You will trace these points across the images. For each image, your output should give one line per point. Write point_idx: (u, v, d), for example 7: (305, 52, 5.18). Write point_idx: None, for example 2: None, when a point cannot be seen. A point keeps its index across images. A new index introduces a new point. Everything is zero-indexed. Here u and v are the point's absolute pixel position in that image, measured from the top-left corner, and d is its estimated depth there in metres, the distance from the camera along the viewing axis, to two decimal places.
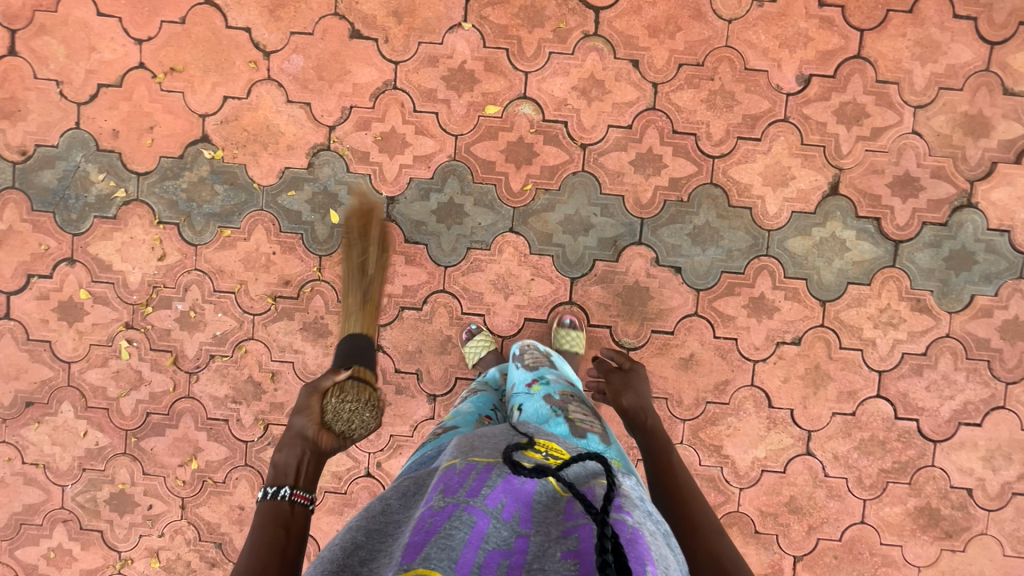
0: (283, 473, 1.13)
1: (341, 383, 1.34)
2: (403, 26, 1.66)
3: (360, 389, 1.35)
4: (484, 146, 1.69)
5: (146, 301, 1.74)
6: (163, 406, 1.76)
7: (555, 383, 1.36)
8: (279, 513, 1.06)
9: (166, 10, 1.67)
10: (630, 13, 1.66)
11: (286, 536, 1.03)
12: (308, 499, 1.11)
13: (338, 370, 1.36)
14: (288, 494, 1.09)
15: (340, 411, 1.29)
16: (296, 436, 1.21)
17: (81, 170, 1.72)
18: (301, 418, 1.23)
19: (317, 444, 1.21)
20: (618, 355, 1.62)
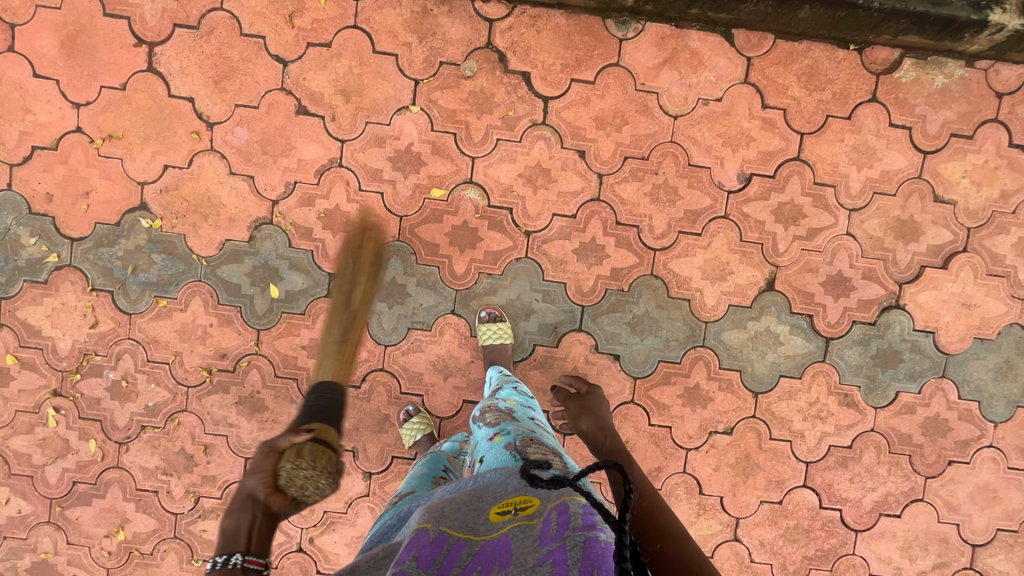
0: (233, 539, 1.04)
1: (299, 448, 1.18)
2: (350, 105, 1.65)
3: (319, 453, 1.19)
4: (429, 229, 1.69)
5: (76, 369, 1.70)
6: (90, 475, 1.72)
7: (516, 432, 1.26)
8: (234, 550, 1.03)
9: (105, 76, 1.63)
10: (578, 104, 1.67)
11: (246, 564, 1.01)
12: (260, 565, 1.03)
13: (299, 434, 1.20)
14: (240, 561, 1.01)
15: (295, 476, 1.15)
16: (246, 498, 1.11)
17: (12, 234, 1.67)
18: (251, 480, 1.13)
19: (268, 506, 1.10)
20: (576, 380, 1.59)
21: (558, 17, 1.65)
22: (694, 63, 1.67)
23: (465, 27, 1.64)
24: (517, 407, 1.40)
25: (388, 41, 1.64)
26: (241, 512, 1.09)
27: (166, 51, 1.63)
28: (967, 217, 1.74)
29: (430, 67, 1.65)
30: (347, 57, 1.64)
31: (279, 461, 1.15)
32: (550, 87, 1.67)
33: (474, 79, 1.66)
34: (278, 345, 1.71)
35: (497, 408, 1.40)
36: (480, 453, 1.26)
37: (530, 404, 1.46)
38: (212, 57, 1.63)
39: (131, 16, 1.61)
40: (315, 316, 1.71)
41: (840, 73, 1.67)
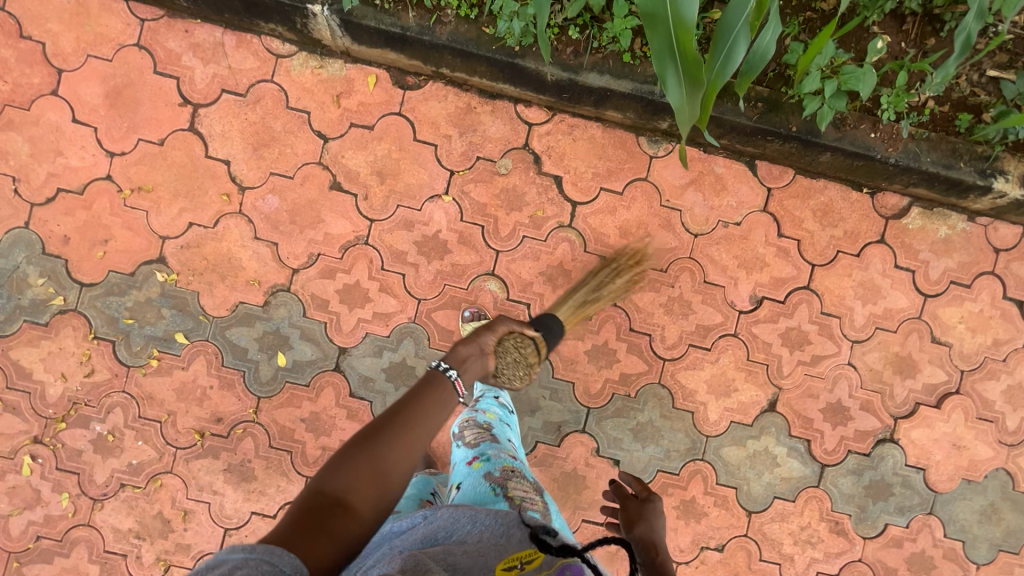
0: (460, 361, 1.27)
1: (523, 338, 1.44)
2: (384, 186, 1.68)
3: (531, 353, 1.45)
4: (445, 314, 1.70)
5: (62, 417, 1.64)
6: (57, 531, 1.63)
7: (497, 460, 1.28)
8: (436, 387, 1.20)
9: (145, 129, 1.64)
10: (605, 212, 1.73)
11: (433, 404, 1.17)
12: (462, 392, 1.25)
13: (530, 327, 1.45)
14: (452, 378, 1.23)
15: (508, 352, 1.41)
16: (477, 343, 1.33)
17: (20, 272, 1.63)
18: (489, 335, 1.35)
19: (488, 361, 1.34)
20: (636, 482, 1.40)
21: (595, 129, 1.72)
22: (717, 186, 1.75)
23: (505, 127, 1.71)
24: (497, 422, 1.42)
25: (428, 131, 1.69)
26: (471, 345, 1.32)
27: (210, 113, 1.65)
28: (961, 360, 1.81)
29: (466, 160, 1.70)
30: (387, 141, 1.68)
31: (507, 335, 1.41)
32: (579, 193, 1.73)
33: (508, 177, 1.71)
34: (277, 415, 1.67)
35: (477, 421, 1.40)
36: (457, 478, 1.28)
37: (508, 419, 1.47)
38: (255, 125, 1.66)
39: (180, 77, 1.64)
40: (319, 389, 1.68)
41: (852, 212, 1.77)
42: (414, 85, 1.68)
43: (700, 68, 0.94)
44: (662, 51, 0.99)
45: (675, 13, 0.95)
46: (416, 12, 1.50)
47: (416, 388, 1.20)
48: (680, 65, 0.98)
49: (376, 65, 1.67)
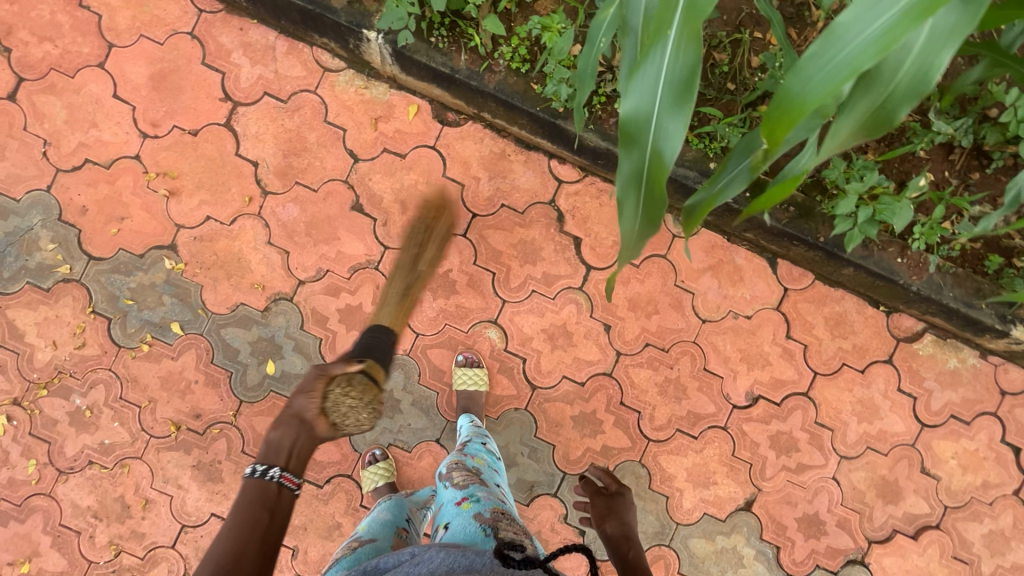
0: (274, 454, 1.11)
1: (349, 379, 1.22)
2: (405, 216, 1.69)
3: (367, 389, 1.22)
4: (440, 353, 1.70)
5: (45, 384, 1.65)
6: (18, 496, 1.64)
7: (487, 502, 1.23)
8: (264, 497, 1.05)
9: (182, 117, 1.66)
10: (617, 281, 1.72)
11: (268, 523, 1.02)
12: (295, 483, 1.09)
13: (352, 364, 1.23)
14: (276, 476, 1.07)
15: (340, 403, 1.18)
16: (294, 416, 1.16)
17: (32, 234, 1.65)
18: (302, 399, 1.17)
19: (313, 429, 1.15)
20: (607, 477, 1.50)
21: None
22: (734, 277, 1.73)
23: (535, 179, 1.70)
24: (484, 469, 1.38)
25: (458, 170, 1.69)
26: (289, 421, 1.15)
27: (248, 113, 1.66)
28: (948, 496, 1.77)
29: (490, 206, 1.69)
30: (416, 171, 1.68)
31: (330, 385, 1.19)
32: (596, 258, 1.71)
33: (528, 229, 1.71)
34: (255, 421, 1.67)
35: (466, 466, 1.37)
36: (446, 520, 1.22)
37: (496, 466, 1.45)
38: (290, 132, 1.67)
39: (226, 72, 1.65)
40: None
41: (864, 327, 1.74)
42: (454, 121, 1.68)
43: (660, 212, 0.84)
44: (631, 177, 0.88)
45: (654, 151, 0.85)
46: (469, 56, 1.49)
47: (237, 506, 1.04)
48: (641, 201, 0.87)
49: (421, 95, 1.67)
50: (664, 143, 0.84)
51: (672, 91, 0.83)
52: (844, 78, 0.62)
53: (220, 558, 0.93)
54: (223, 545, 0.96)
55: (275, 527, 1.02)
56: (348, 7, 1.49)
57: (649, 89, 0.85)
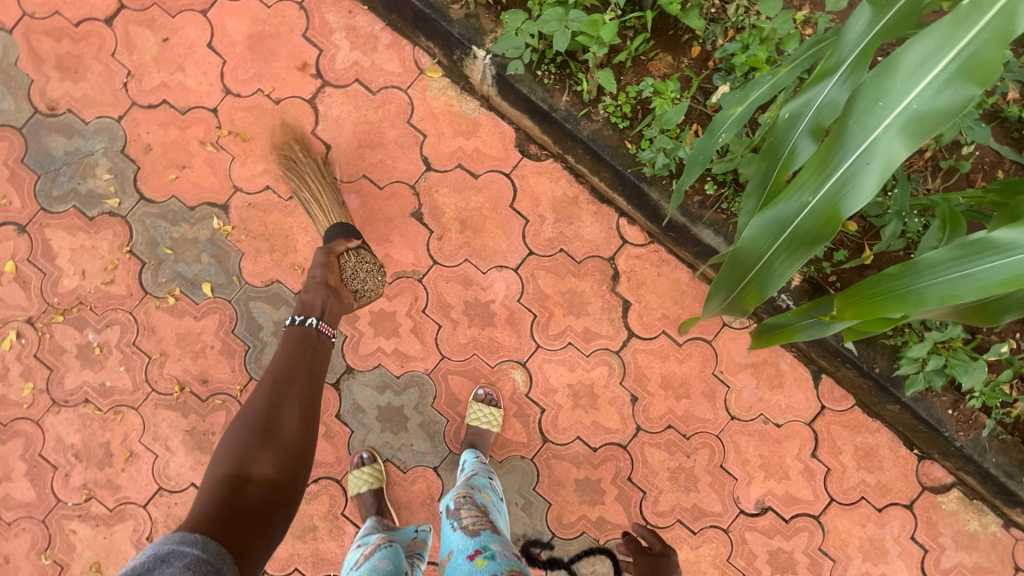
0: (308, 309, 1.35)
1: (354, 252, 1.49)
2: (461, 236, 1.64)
3: (369, 259, 1.53)
4: (461, 382, 1.64)
5: (63, 311, 1.61)
6: (5, 415, 1.60)
7: (501, 560, 1.17)
8: (306, 337, 1.32)
9: (268, 83, 1.63)
10: (656, 355, 1.67)
11: (312, 355, 1.31)
12: (331, 331, 1.37)
13: (354, 239, 1.48)
14: (315, 324, 1.33)
15: (356, 271, 1.50)
16: (319, 283, 1.38)
17: (91, 160, 1.62)
18: (321, 270, 1.40)
19: (337, 293, 1.40)
20: (649, 536, 1.52)
21: (683, 273, 1.66)
22: (774, 382, 1.68)
23: (600, 233, 1.65)
24: (492, 510, 1.36)
25: (526, 204, 1.65)
26: (317, 289, 1.37)
27: (334, 95, 1.63)
28: None
29: (548, 248, 1.65)
30: (484, 195, 1.64)
31: (341, 258, 1.46)
32: (641, 326, 1.66)
33: (580, 280, 1.66)
34: None
35: (473, 503, 1.34)
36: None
37: (500, 509, 1.41)
38: (370, 125, 1.64)
39: (323, 50, 1.63)
40: None
41: (893, 465, 1.68)
42: (535, 155, 1.64)
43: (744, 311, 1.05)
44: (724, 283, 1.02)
45: (756, 279, 0.98)
46: (570, 98, 1.46)
47: (288, 345, 1.31)
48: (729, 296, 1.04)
49: (509, 121, 1.63)
50: (767, 277, 0.96)
51: (789, 244, 0.90)
52: (982, 287, 0.80)
53: (277, 374, 1.23)
54: (282, 366, 1.25)
55: (316, 360, 1.31)
56: (464, 20, 1.46)
57: (775, 222, 0.91)
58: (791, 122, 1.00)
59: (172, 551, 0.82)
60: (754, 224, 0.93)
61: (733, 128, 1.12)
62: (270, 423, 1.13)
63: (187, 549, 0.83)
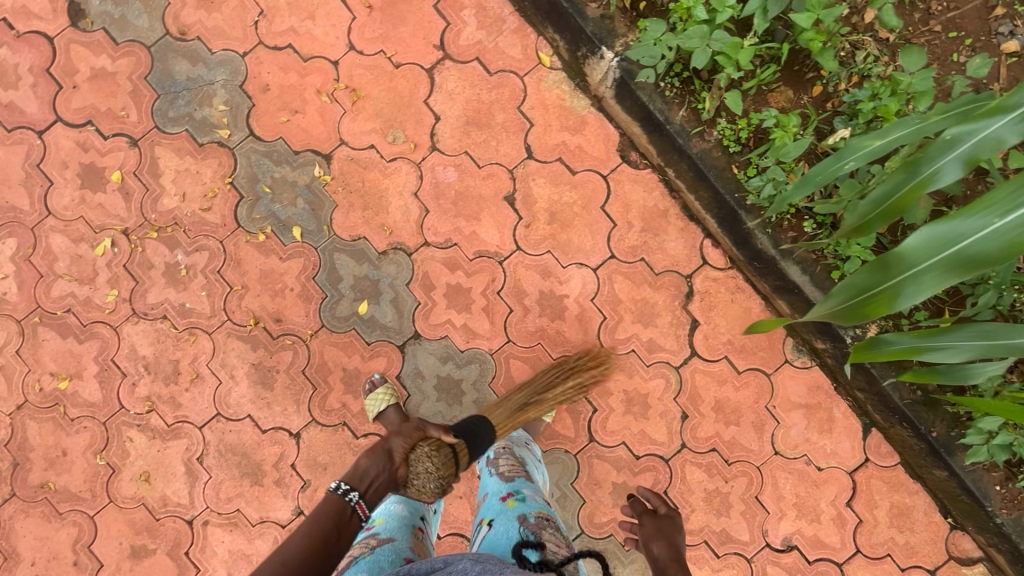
0: (358, 478, 1.30)
1: (438, 445, 1.34)
2: (548, 227, 1.67)
3: (446, 463, 1.31)
4: (521, 367, 1.68)
5: (158, 228, 1.67)
6: (86, 316, 1.66)
7: (532, 504, 1.33)
8: (340, 513, 1.26)
9: (392, 46, 1.67)
10: (714, 378, 1.69)
11: (333, 541, 1.22)
12: (365, 514, 1.29)
13: (447, 433, 1.36)
14: (354, 500, 1.28)
15: (418, 462, 1.31)
16: (384, 450, 1.34)
17: (211, 89, 1.67)
18: (397, 439, 1.35)
19: (394, 470, 1.32)
20: (655, 498, 1.52)
21: (755, 303, 1.68)
22: (824, 425, 1.70)
23: (682, 249, 1.68)
24: (529, 462, 1.51)
25: (617, 208, 1.67)
26: (379, 458, 1.33)
27: (452, 69, 1.67)
28: None
29: (630, 254, 1.68)
30: (577, 191, 1.67)
31: (418, 443, 1.33)
32: (705, 348, 1.69)
33: (654, 291, 1.68)
34: (327, 349, 1.67)
35: (511, 454, 1.50)
36: (489, 514, 1.33)
37: (537, 463, 1.56)
38: (481, 104, 1.67)
39: (451, 24, 1.67)
40: (375, 353, 1.68)
41: (924, 529, 1.69)
42: (634, 162, 1.67)
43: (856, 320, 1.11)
44: (851, 288, 1.08)
45: (892, 289, 1.04)
46: (687, 114, 1.49)
47: (313, 515, 1.26)
48: (850, 301, 1.10)
49: (616, 126, 1.66)
50: (906, 290, 1.03)
51: (949, 262, 0.99)
52: None
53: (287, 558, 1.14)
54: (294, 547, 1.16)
55: (339, 542, 1.23)
56: (598, 20, 1.50)
57: (945, 240, 0.99)
58: (952, 143, 1.03)
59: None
60: (921, 236, 1.00)
61: (863, 158, 1.13)
62: None
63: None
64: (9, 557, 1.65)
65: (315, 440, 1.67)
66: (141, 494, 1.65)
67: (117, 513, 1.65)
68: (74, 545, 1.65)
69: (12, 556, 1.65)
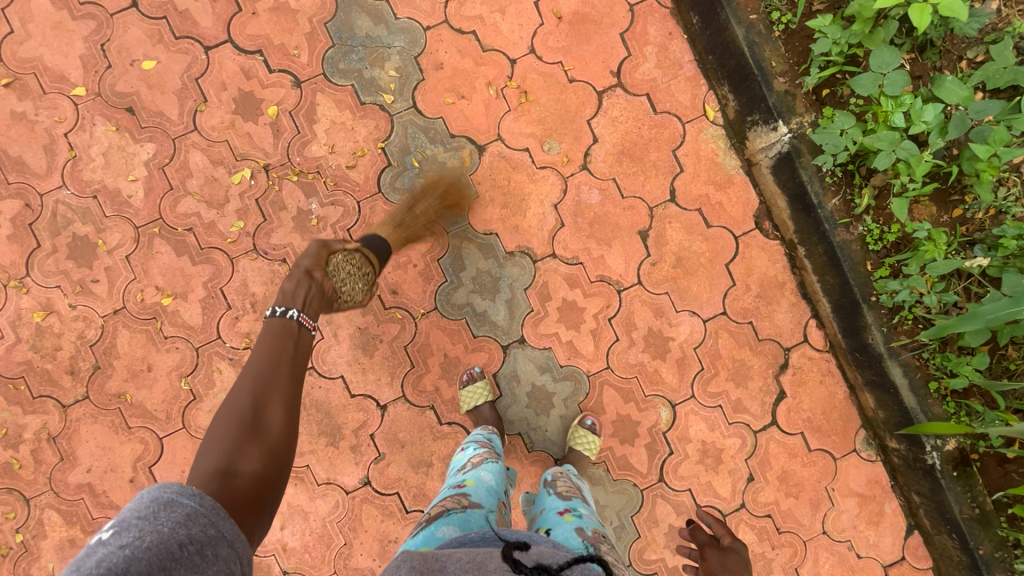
0: (292, 300, 1.22)
1: (349, 252, 1.40)
2: (672, 270, 1.73)
3: (364, 263, 1.42)
4: (613, 396, 1.72)
5: (299, 172, 1.66)
6: (206, 240, 1.64)
7: (588, 520, 1.21)
8: (285, 329, 1.16)
9: (571, 61, 1.71)
10: (785, 449, 1.77)
11: (294, 350, 1.15)
12: (311, 326, 1.22)
13: (350, 242, 1.42)
14: (294, 316, 1.19)
15: (341, 268, 1.36)
16: (302, 273, 1.27)
17: (386, 52, 1.68)
18: (307, 260, 1.30)
19: (322, 287, 1.28)
20: (717, 525, 1.40)
21: (841, 390, 1.77)
22: (873, 518, 1.78)
23: (790, 324, 1.75)
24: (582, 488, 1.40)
25: (740, 270, 1.74)
26: (302, 282, 1.26)
27: (622, 99, 1.72)
28: None
29: (741, 316, 1.74)
30: (708, 244, 1.73)
31: (332, 254, 1.36)
32: (785, 420, 1.76)
33: (753, 356, 1.75)
34: (434, 332, 1.69)
35: (568, 479, 1.39)
36: (546, 525, 1.20)
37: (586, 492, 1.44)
38: (639, 138, 1.72)
39: (632, 56, 1.71)
40: (478, 346, 1.70)
41: None
42: (766, 232, 1.74)
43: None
44: None
45: None
46: (840, 203, 1.56)
47: (263, 336, 1.16)
48: None
49: (758, 194, 1.73)
50: None
51: None
52: None
53: (254, 362, 1.09)
54: (256, 359, 1.09)
55: (293, 350, 1.15)
56: (782, 94, 1.56)
57: None
58: None
59: (170, 501, 0.72)
60: None
61: None
62: (253, 419, 0.98)
63: (184, 501, 0.74)
64: (66, 459, 1.61)
65: (401, 416, 1.68)
66: None
67: (188, 440, 1.63)
68: (134, 461, 1.62)
69: (69, 458, 1.61)
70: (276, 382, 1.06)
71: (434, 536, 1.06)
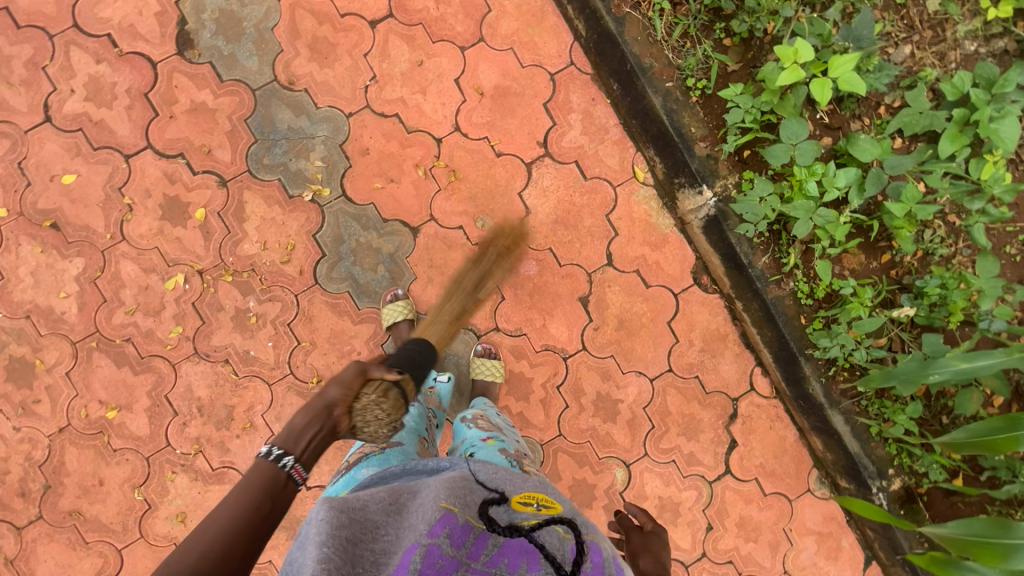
0: (295, 440, 0.91)
1: (384, 389, 1.03)
2: (615, 333, 1.75)
3: (398, 407, 1.04)
4: (567, 462, 1.74)
5: (233, 272, 1.65)
6: (146, 348, 1.64)
7: (510, 442, 1.25)
8: (269, 485, 0.87)
9: (498, 136, 1.71)
10: (741, 497, 1.80)
11: (265, 515, 0.84)
12: (302, 477, 0.91)
13: (390, 371, 1.05)
14: (287, 466, 0.89)
15: (370, 414, 1.01)
16: (324, 407, 0.96)
17: (310, 142, 1.67)
18: (335, 392, 0.98)
19: (338, 429, 0.97)
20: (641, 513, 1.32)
21: (790, 434, 1.80)
22: (832, 553, 1.81)
23: (735, 374, 1.78)
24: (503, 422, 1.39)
25: (682, 326, 1.76)
26: (317, 420, 0.95)
27: (551, 168, 1.72)
28: None
29: (686, 370, 1.77)
30: (648, 304, 1.75)
31: (364, 388, 1.02)
32: (739, 468, 1.79)
33: (702, 409, 1.78)
34: None
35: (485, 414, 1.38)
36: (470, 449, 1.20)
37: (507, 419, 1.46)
38: (572, 206, 1.73)
39: (557, 125, 1.72)
40: None
41: None
42: (705, 286, 1.76)
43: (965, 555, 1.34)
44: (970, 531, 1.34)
45: (1002, 547, 1.28)
46: (769, 262, 1.59)
47: (240, 482, 0.87)
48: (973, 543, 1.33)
49: (694, 250, 1.75)
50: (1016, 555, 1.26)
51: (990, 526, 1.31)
52: None
53: (219, 516, 0.81)
54: (220, 517, 0.81)
55: (264, 516, 0.84)
56: (704, 159, 1.57)
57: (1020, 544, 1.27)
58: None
59: None
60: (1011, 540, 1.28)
61: (949, 374, 1.32)
62: None
63: None
64: None
65: None
66: (172, 535, 1.62)
67: (145, 550, 1.62)
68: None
69: None
70: (230, 554, 0.78)
71: (353, 479, 1.09)
